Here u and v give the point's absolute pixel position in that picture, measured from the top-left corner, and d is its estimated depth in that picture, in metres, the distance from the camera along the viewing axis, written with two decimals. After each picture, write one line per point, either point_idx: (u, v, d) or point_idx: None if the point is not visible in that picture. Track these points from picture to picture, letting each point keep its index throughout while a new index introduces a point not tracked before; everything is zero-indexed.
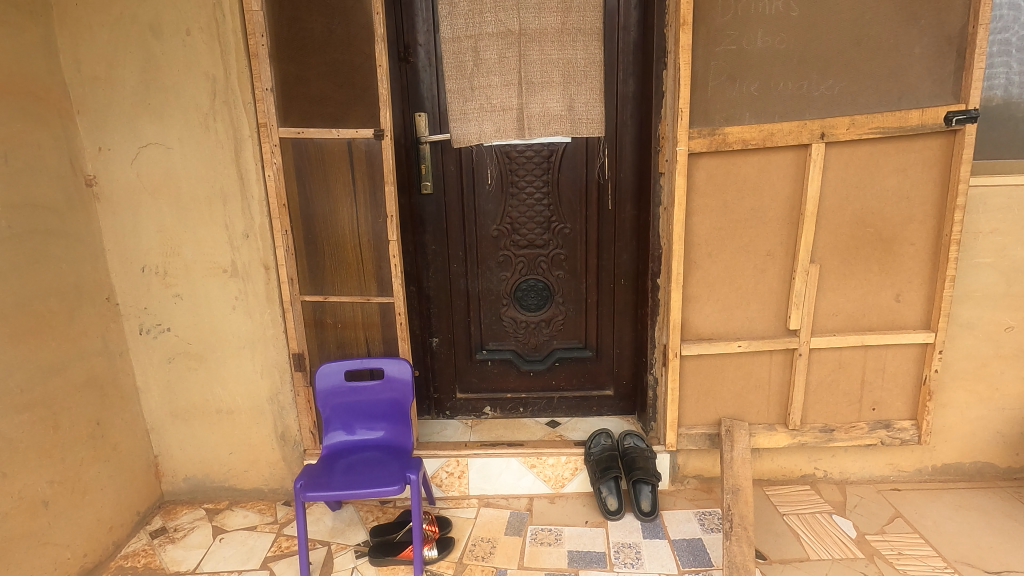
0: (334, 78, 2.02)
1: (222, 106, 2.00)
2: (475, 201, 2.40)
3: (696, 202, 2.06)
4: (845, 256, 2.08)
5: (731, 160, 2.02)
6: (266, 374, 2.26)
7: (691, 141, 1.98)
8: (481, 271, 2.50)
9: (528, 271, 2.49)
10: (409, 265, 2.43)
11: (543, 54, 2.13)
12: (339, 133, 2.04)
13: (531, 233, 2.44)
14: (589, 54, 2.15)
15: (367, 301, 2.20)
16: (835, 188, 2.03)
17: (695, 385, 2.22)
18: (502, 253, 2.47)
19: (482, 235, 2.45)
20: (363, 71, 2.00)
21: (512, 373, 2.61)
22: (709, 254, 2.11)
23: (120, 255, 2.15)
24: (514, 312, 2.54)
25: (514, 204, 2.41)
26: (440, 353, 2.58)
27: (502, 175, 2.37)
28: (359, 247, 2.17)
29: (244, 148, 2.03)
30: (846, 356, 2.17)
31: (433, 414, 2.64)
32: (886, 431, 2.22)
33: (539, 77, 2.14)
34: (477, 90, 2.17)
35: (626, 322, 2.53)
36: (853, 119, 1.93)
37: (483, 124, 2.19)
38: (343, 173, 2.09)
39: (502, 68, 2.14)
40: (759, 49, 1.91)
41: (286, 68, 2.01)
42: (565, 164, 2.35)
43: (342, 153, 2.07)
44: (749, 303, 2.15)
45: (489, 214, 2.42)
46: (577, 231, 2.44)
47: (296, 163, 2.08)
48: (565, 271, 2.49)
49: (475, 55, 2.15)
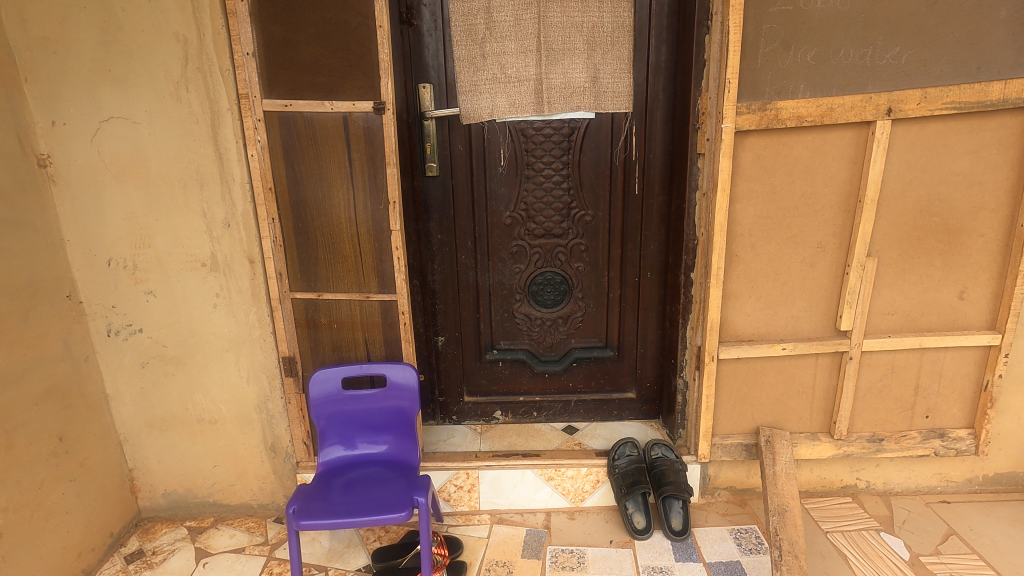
0: (326, 41, 1.71)
1: (195, 73, 1.72)
2: (486, 185, 2.14)
3: (740, 187, 1.82)
4: (905, 249, 1.85)
5: (783, 140, 1.78)
6: (253, 380, 2.03)
7: (739, 117, 1.73)
8: (492, 263, 2.24)
9: (545, 264, 2.23)
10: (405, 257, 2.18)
11: (564, 16, 1.91)
12: (333, 105, 1.75)
13: (549, 220, 2.18)
14: (616, 17, 1.93)
15: (366, 299, 1.93)
16: (898, 172, 1.78)
17: (732, 391, 2.02)
18: (516, 243, 2.21)
19: (494, 223, 2.19)
20: (359, 31, 1.70)
21: (526, 375, 2.37)
22: (752, 246, 1.88)
23: (81, 248, 1.87)
24: (529, 309, 2.29)
25: (529, 187, 2.14)
26: (446, 354, 2.34)
27: (516, 155, 2.11)
28: (357, 238, 1.87)
29: (223, 123, 1.76)
30: (900, 360, 1.95)
31: (438, 419, 2.41)
32: (940, 441, 2.01)
33: (560, 43, 1.93)
34: (490, 58, 1.96)
35: (652, 319, 2.29)
36: (925, 92, 1.69)
37: (496, 96, 1.98)
38: (338, 153, 1.80)
39: (519, 32, 1.93)
40: (818, 10, 1.67)
41: (270, 29, 1.71)
42: (587, 143, 2.10)
43: (336, 129, 1.78)
44: (795, 300, 1.92)
45: (502, 199, 2.16)
46: (599, 218, 2.18)
47: (283, 142, 1.79)
48: (585, 263, 2.24)
49: (488, 18, 1.93)
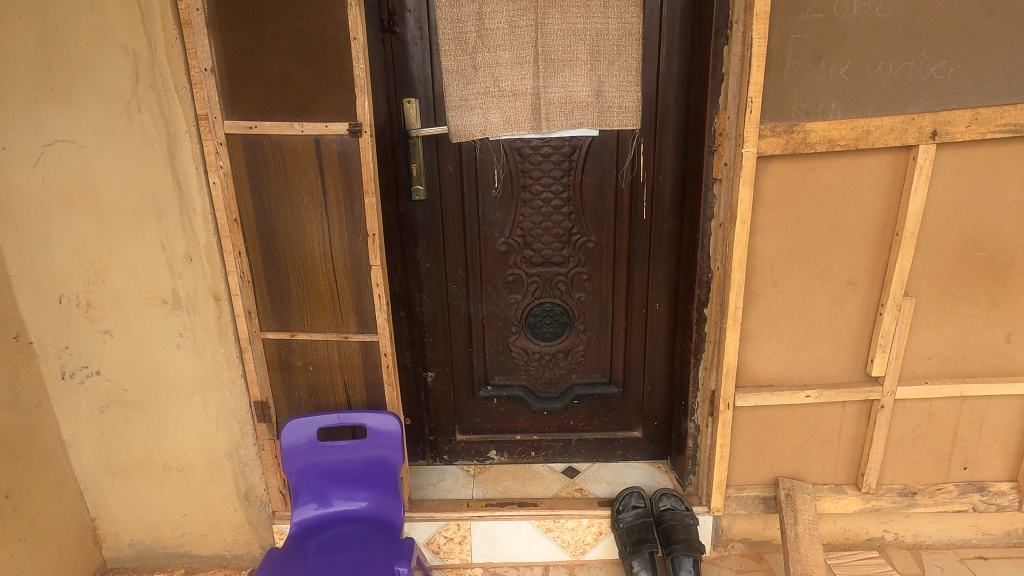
0: (296, 54, 1.50)
1: (147, 92, 1.52)
2: (479, 209, 1.94)
3: (762, 217, 1.62)
4: (947, 287, 1.64)
5: (811, 165, 1.57)
6: (223, 425, 1.85)
7: (762, 141, 1.52)
8: (486, 293, 2.05)
9: (544, 294, 2.04)
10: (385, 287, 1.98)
11: (564, 23, 1.71)
12: (303, 127, 1.55)
13: (547, 247, 1.98)
14: (623, 24, 1.72)
15: (345, 340, 1.74)
16: (942, 202, 1.58)
17: (749, 439, 1.82)
18: (511, 272, 2.01)
19: (488, 250, 1.99)
20: (330, 43, 1.50)
21: (523, 412, 2.19)
22: (775, 282, 1.68)
23: (29, 284, 1.68)
24: (525, 342, 2.10)
25: (526, 212, 1.95)
26: (436, 390, 2.15)
27: (511, 177, 1.91)
28: (332, 273, 1.68)
29: (181, 147, 1.57)
30: (938, 408, 1.76)
31: (428, 458, 2.23)
32: (979, 496, 1.82)
33: (559, 54, 1.74)
34: (482, 69, 1.76)
35: (661, 353, 2.09)
36: (975, 113, 1.49)
37: (489, 112, 1.78)
38: (310, 180, 1.60)
39: (513, 41, 1.73)
40: (854, 18, 1.46)
41: (231, 40, 1.49)
42: (590, 163, 1.90)
43: (307, 153, 1.58)
44: (821, 342, 1.72)
45: (496, 224, 1.96)
46: (602, 245, 1.98)
47: (248, 167, 1.60)
48: (588, 293, 2.04)
49: (480, 25, 1.73)
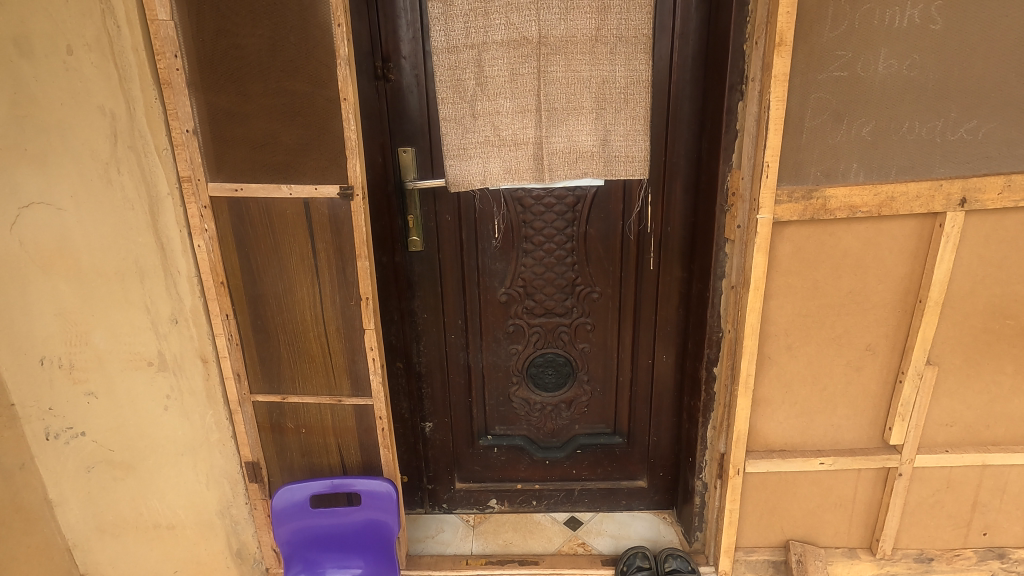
0: (282, 116, 1.43)
1: (127, 153, 1.43)
2: (479, 259, 1.86)
3: (776, 283, 1.53)
4: (972, 355, 1.56)
5: (830, 230, 1.48)
6: (213, 486, 1.79)
7: (778, 206, 1.44)
8: (486, 343, 1.97)
9: (546, 344, 1.96)
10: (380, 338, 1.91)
11: (568, 71, 1.62)
12: (292, 190, 1.47)
13: (550, 298, 1.90)
14: (631, 71, 1.62)
15: (338, 403, 1.67)
16: (968, 269, 1.49)
17: (759, 503, 1.75)
18: (512, 322, 1.94)
19: (487, 300, 1.91)
20: (320, 104, 1.42)
21: (524, 461, 2.12)
22: (789, 348, 1.59)
23: (7, 346, 1.58)
24: (527, 392, 2.03)
25: (528, 262, 1.86)
26: (435, 439, 2.09)
27: (512, 227, 1.83)
28: (325, 337, 1.60)
29: (164, 209, 1.49)
30: (958, 475, 1.68)
31: (427, 507, 2.18)
32: (999, 563, 1.75)
33: (563, 102, 1.65)
34: (482, 118, 1.67)
35: (667, 405, 2.02)
36: (1007, 179, 1.40)
37: (489, 162, 1.69)
38: (300, 243, 1.52)
39: (515, 90, 1.64)
40: (880, 77, 1.36)
41: (215, 101, 1.42)
42: (595, 213, 1.81)
43: (296, 216, 1.49)
44: (836, 408, 1.65)
45: (497, 275, 1.88)
46: (607, 295, 1.90)
47: (235, 229, 1.52)
48: (592, 344, 1.96)
49: (479, 72, 1.63)
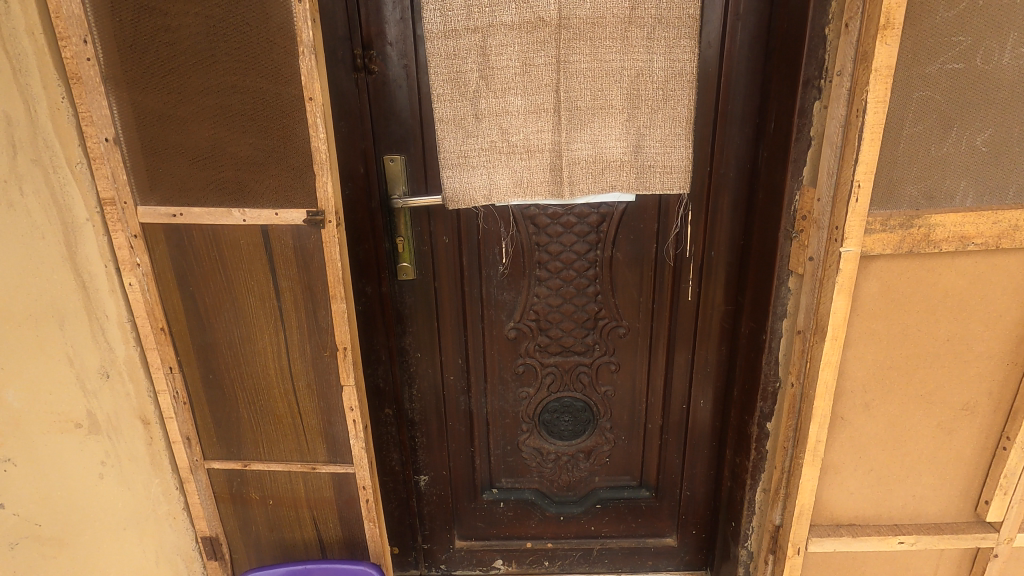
0: (230, 120, 1.10)
1: (29, 166, 1.08)
2: (483, 289, 1.55)
3: (856, 329, 1.23)
4: None
5: (929, 265, 1.17)
6: (162, 567, 1.44)
7: (867, 236, 1.12)
8: (491, 386, 1.67)
9: (562, 387, 1.66)
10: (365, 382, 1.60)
11: (593, 62, 1.31)
12: (246, 216, 1.15)
13: (567, 334, 1.59)
14: (671, 62, 1.31)
15: (312, 472, 1.37)
16: None
17: None
18: (523, 362, 1.63)
19: (493, 336, 1.61)
20: (278, 105, 1.09)
21: (534, 518, 1.82)
22: (866, 406, 1.29)
23: None
24: (539, 442, 1.72)
25: (541, 292, 1.55)
26: (431, 494, 1.79)
27: (522, 251, 1.51)
28: (293, 394, 1.29)
29: (84, 239, 1.17)
30: None
31: (422, 568, 1.88)
32: None
33: (587, 101, 1.34)
34: (486, 119, 1.36)
35: (703, 456, 1.72)
36: None
37: (495, 173, 1.39)
38: (259, 281, 1.20)
39: (527, 85, 1.33)
40: (1006, 72, 1.04)
41: (143, 100, 1.09)
42: (623, 234, 1.50)
43: (253, 248, 1.17)
44: (920, 476, 1.35)
45: (504, 307, 1.57)
46: (636, 331, 1.60)
47: (176, 264, 1.20)
48: (617, 387, 1.66)
49: (483, 62, 1.32)
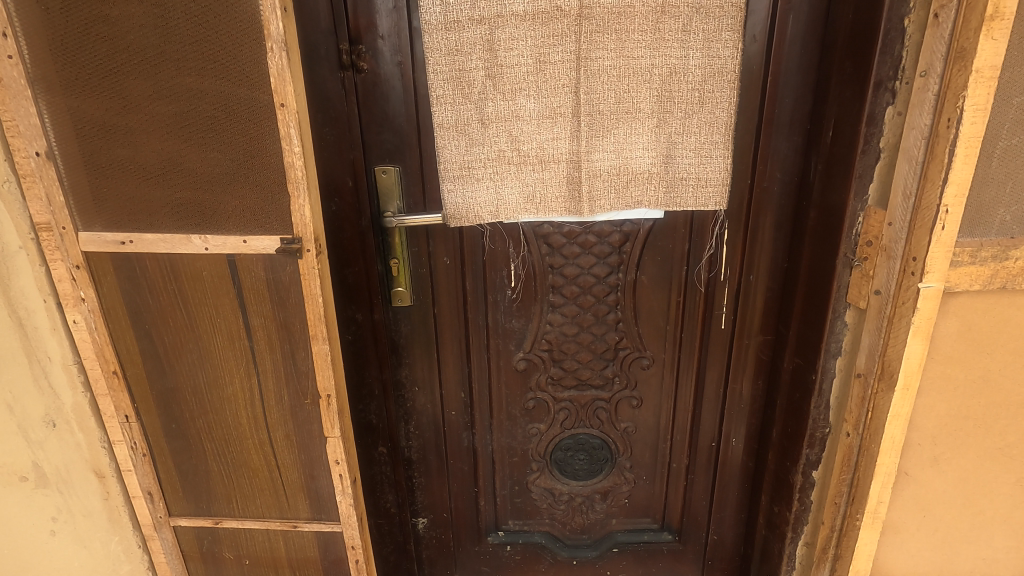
0: (187, 130, 0.91)
1: None
2: (488, 316, 1.37)
3: (928, 374, 1.04)
4: None
5: (1017, 301, 0.99)
6: None
7: (951, 270, 0.96)
8: (498, 422, 1.49)
9: (577, 423, 1.48)
10: (356, 419, 1.42)
11: (618, 59, 1.13)
12: (209, 244, 0.96)
13: (584, 366, 1.41)
14: (709, 59, 1.13)
15: (293, 530, 1.19)
16: None
17: None
18: (533, 396, 1.45)
19: (500, 367, 1.43)
20: (243, 111, 0.90)
21: (544, 564, 1.64)
22: (936, 460, 1.11)
23: None
24: (550, 482, 1.55)
25: (555, 320, 1.37)
26: (430, 538, 1.62)
27: (534, 274, 1.33)
28: (270, 445, 1.11)
29: (17, 270, 0.98)
30: None
31: None
32: None
33: (610, 105, 1.16)
34: (494, 124, 1.18)
35: (732, 499, 1.55)
36: None
37: (504, 187, 1.22)
38: (227, 319, 1.02)
39: (541, 87, 1.15)
40: None
41: (80, 105, 0.90)
42: (649, 255, 1.32)
43: (219, 280, 0.99)
44: (993, 538, 1.17)
45: (513, 335, 1.39)
46: (661, 362, 1.42)
47: (128, 299, 1.02)
48: (638, 423, 1.49)
49: (490, 59, 1.14)
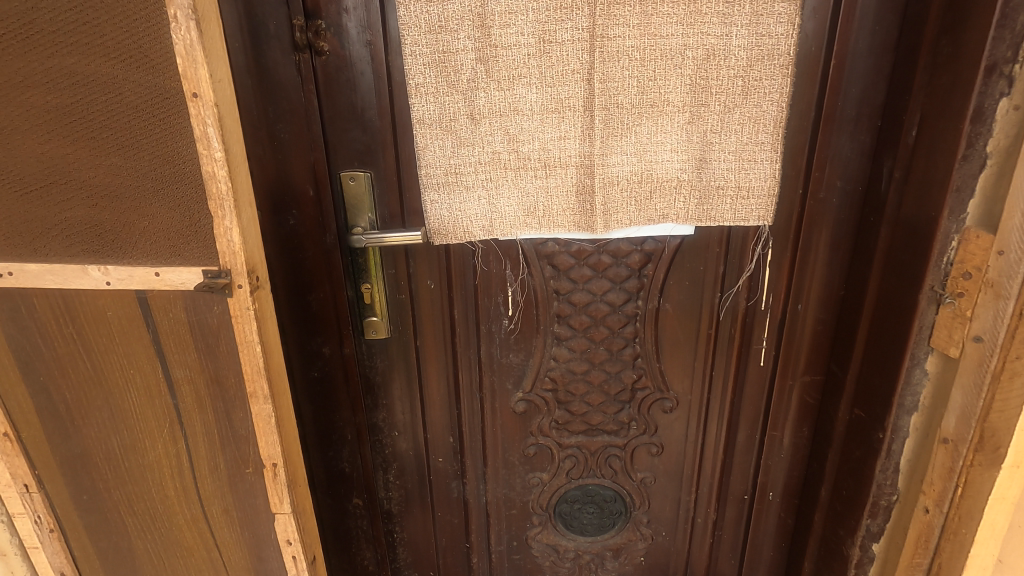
0: (72, 127, 0.68)
1: None
2: (481, 349, 1.15)
3: None
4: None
5: None
6: None
7: None
8: (493, 470, 1.27)
9: (586, 473, 1.26)
10: (324, 468, 1.22)
11: (642, 39, 0.90)
12: (110, 276, 0.74)
13: (595, 408, 1.19)
14: (756, 38, 0.90)
15: None
16: None
17: None
18: (534, 441, 1.23)
19: (495, 409, 1.21)
20: (145, 103, 0.67)
21: None
22: None
23: None
24: (554, 538, 1.33)
25: (561, 355, 1.14)
26: None
27: (535, 301, 1.11)
28: (206, 521, 0.89)
29: None
30: None
31: None
32: None
33: (631, 96, 0.93)
34: (487, 120, 0.95)
35: (767, 558, 1.32)
36: None
37: (499, 197, 0.99)
38: (143, 371, 0.80)
39: (546, 73, 0.92)
40: None
41: None
42: (675, 279, 1.09)
43: (128, 322, 0.77)
44: None
45: (511, 372, 1.17)
46: (686, 404, 1.20)
47: (15, 344, 0.79)
48: (658, 472, 1.26)
49: (483, 38, 0.91)
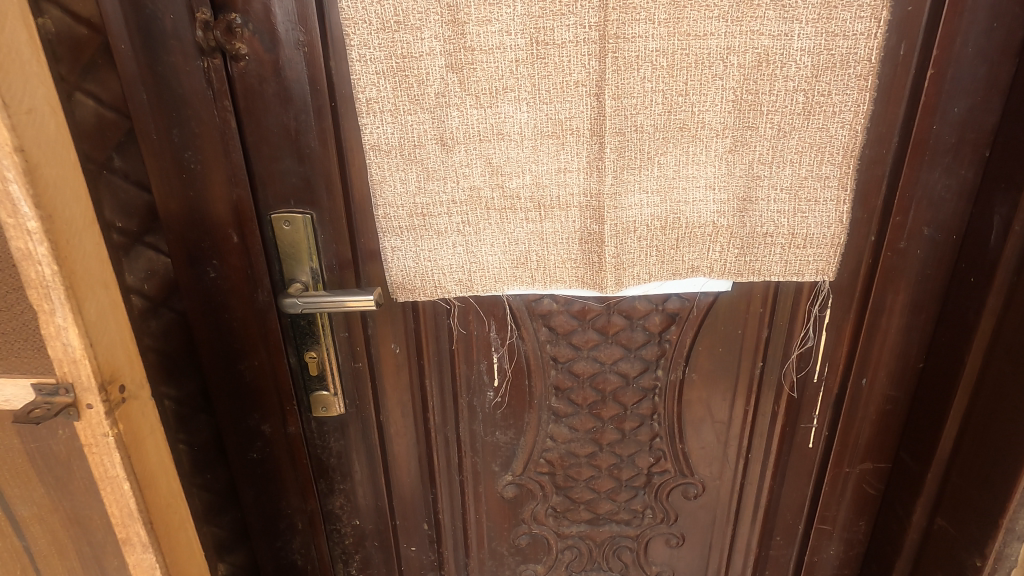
0: None
1: None
2: (461, 426, 0.92)
3: None
4: None
5: None
6: None
7: None
8: (477, 562, 1.04)
9: (589, 567, 1.04)
10: (269, 560, 1.00)
11: (670, 39, 0.66)
12: None
13: (601, 494, 0.97)
14: (823, 39, 0.66)
15: None
16: None
17: None
18: (526, 531, 1.01)
19: (479, 493, 0.98)
20: None
21: None
22: None
23: None
24: None
25: (560, 433, 0.92)
26: None
27: (527, 371, 0.88)
28: None
29: None
30: None
31: None
32: None
33: (654, 116, 0.69)
34: (461, 147, 0.72)
35: None
36: None
37: (480, 246, 0.76)
38: None
39: (541, 85, 0.68)
40: None
41: None
42: (705, 345, 0.86)
43: None
44: None
45: (497, 453, 0.94)
46: (714, 490, 0.97)
47: None
48: (677, 566, 1.04)
49: (456, 38, 0.67)
